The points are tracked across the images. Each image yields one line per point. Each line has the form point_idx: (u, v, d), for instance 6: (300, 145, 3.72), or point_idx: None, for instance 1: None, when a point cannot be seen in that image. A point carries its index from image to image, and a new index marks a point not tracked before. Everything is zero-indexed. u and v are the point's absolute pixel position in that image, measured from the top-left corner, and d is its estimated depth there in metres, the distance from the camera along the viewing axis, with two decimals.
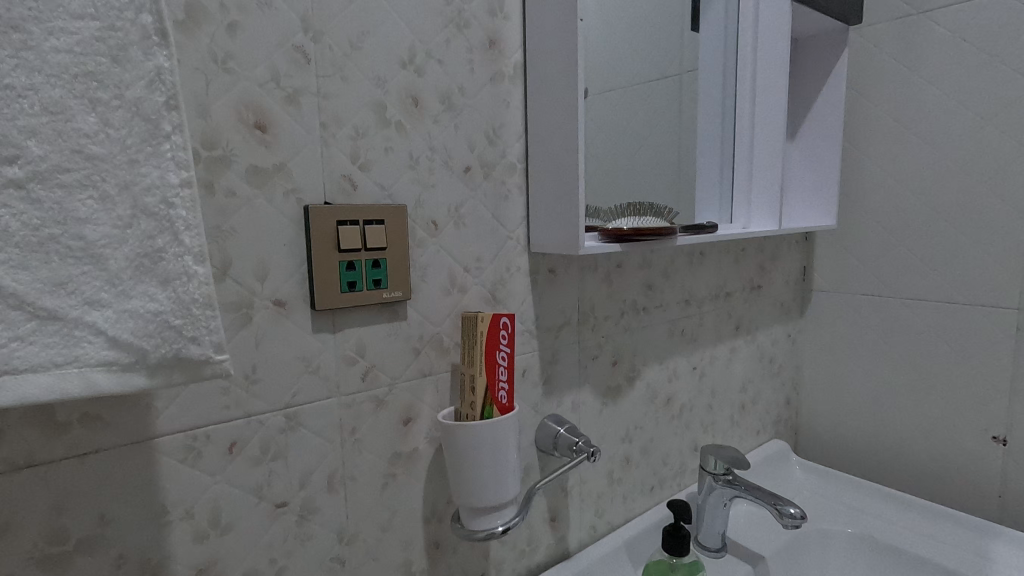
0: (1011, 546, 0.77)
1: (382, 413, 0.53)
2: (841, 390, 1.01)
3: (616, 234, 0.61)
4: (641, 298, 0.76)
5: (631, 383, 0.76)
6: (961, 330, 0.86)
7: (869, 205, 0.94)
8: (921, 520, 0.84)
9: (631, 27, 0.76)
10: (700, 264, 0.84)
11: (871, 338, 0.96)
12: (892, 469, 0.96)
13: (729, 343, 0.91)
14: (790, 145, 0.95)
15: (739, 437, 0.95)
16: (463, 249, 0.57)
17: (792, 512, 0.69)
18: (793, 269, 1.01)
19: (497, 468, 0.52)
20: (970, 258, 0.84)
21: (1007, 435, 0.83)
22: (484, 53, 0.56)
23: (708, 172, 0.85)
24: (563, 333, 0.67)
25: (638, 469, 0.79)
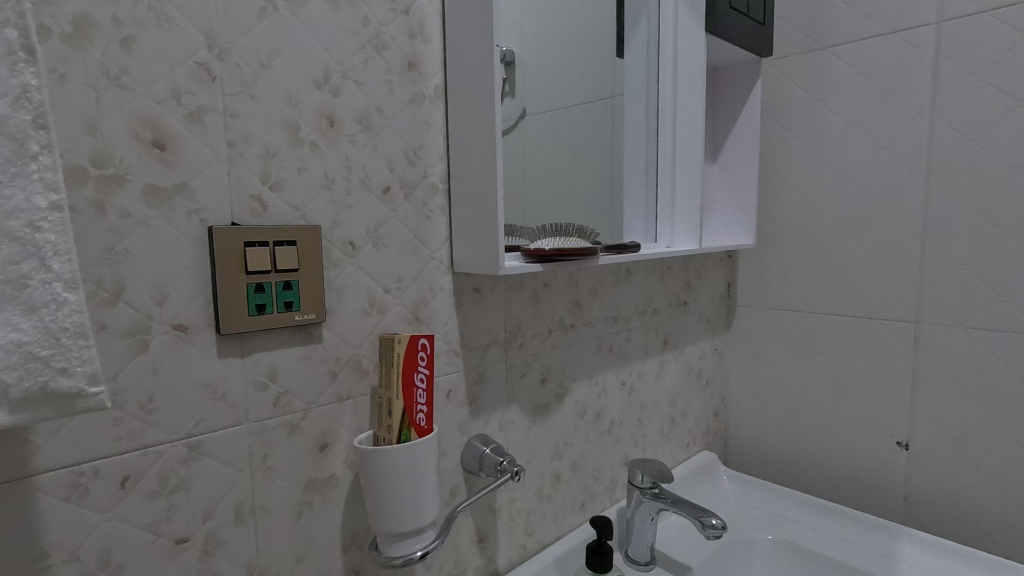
0: (914, 544, 0.82)
1: (295, 440, 0.51)
2: (764, 401, 1.05)
3: (538, 254, 0.62)
4: (568, 316, 0.77)
5: (560, 400, 0.77)
6: (866, 343, 0.92)
7: (784, 226, 1.00)
8: (836, 523, 0.88)
9: (557, 52, 0.78)
10: (627, 282, 0.86)
11: (789, 351, 1.01)
12: (811, 476, 1.00)
13: (657, 358, 0.93)
14: (712, 167, 1.00)
15: (669, 450, 0.98)
16: (383, 270, 0.56)
17: (714, 523, 0.71)
18: (718, 286, 1.05)
19: (416, 492, 0.51)
20: (872, 275, 0.90)
21: (910, 440, 0.88)
22: (403, 75, 0.56)
23: (634, 193, 0.88)
24: (490, 352, 0.68)
25: (568, 486, 0.80)
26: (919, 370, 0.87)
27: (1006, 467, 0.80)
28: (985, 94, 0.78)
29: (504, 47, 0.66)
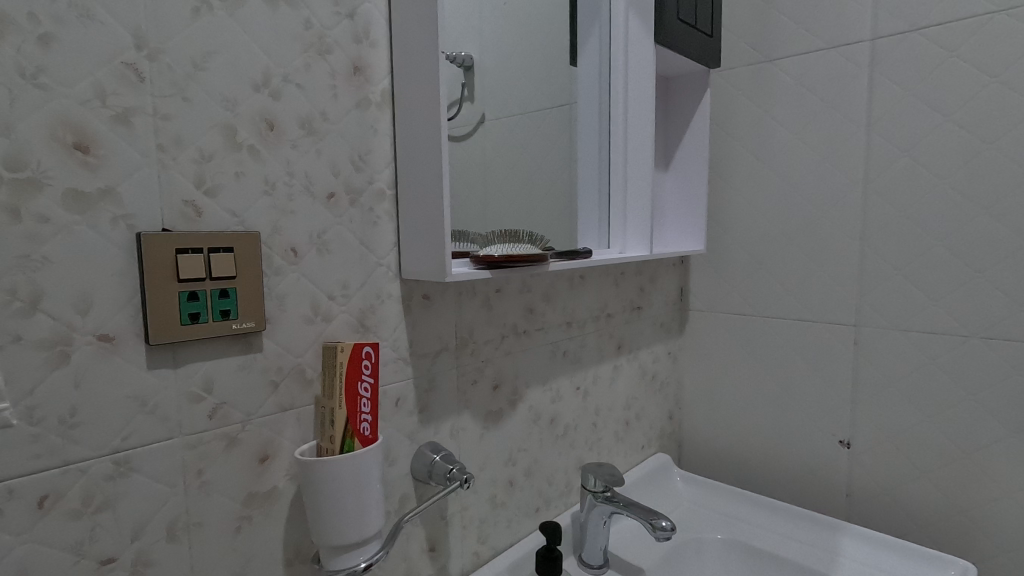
0: (855, 539, 0.85)
1: (234, 452, 0.50)
2: (716, 402, 1.08)
3: (488, 260, 0.62)
4: (521, 321, 0.77)
5: (513, 406, 0.77)
6: (810, 346, 0.95)
7: (733, 232, 1.02)
8: (784, 522, 0.91)
9: (511, 59, 0.78)
10: (581, 287, 0.87)
11: (739, 353, 1.04)
12: (761, 475, 1.03)
13: (612, 362, 0.95)
14: (665, 174, 1.02)
15: (624, 453, 0.99)
16: (327, 277, 0.55)
17: (663, 525, 0.72)
18: (671, 290, 1.08)
19: (359, 503, 0.50)
20: (815, 280, 0.94)
21: (851, 439, 0.92)
22: (348, 79, 0.55)
23: (587, 199, 0.89)
24: (440, 358, 0.67)
25: (522, 492, 0.80)
26: (859, 371, 0.90)
27: (939, 462, 0.84)
28: (916, 108, 0.82)
29: (462, 52, 0.70)
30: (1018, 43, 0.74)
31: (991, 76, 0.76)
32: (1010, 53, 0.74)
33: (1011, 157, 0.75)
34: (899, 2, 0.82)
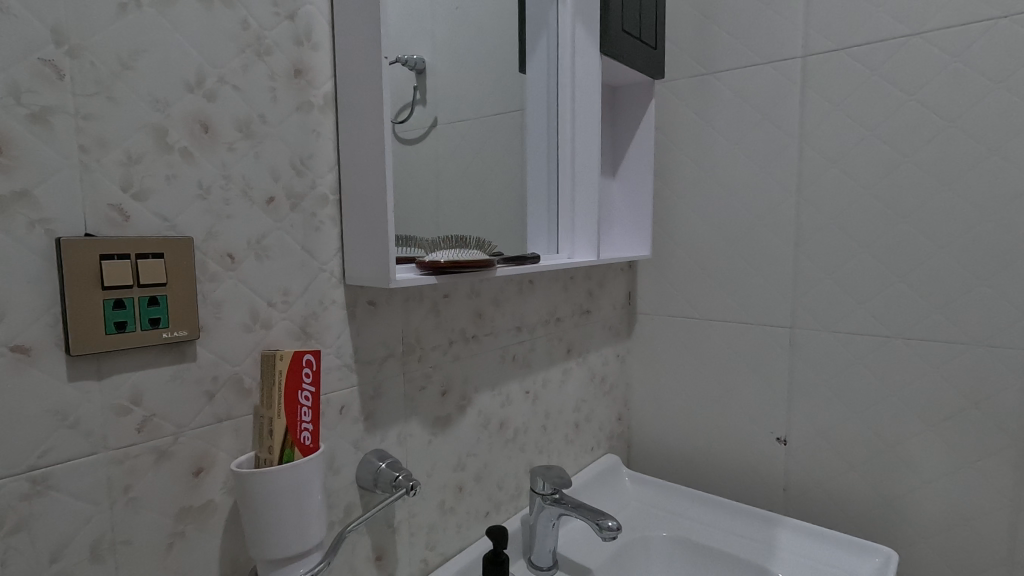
0: (791, 531, 0.89)
1: (165, 466, 0.48)
2: (662, 403, 1.11)
3: (434, 266, 0.62)
4: (470, 326, 0.78)
5: (462, 411, 0.77)
6: (749, 347, 0.99)
7: (678, 238, 1.06)
8: (726, 517, 0.94)
9: (459, 65, 0.79)
10: (530, 292, 0.88)
11: (684, 355, 1.07)
12: (705, 473, 1.07)
13: (561, 365, 0.96)
14: (612, 181, 1.04)
15: (574, 455, 1.01)
16: (267, 283, 0.54)
17: (610, 525, 0.74)
18: (619, 294, 1.10)
19: (299, 515, 0.49)
20: (753, 284, 0.98)
21: (787, 436, 0.96)
22: (289, 82, 0.54)
23: (537, 205, 0.90)
24: (386, 365, 0.66)
25: (472, 496, 0.80)
26: (794, 371, 0.95)
27: (866, 456, 0.89)
28: (843, 123, 0.87)
29: (417, 55, 0.71)
30: (932, 64, 0.79)
31: (909, 95, 0.81)
32: (925, 73, 0.80)
33: (927, 170, 0.81)
34: (827, 23, 0.87)
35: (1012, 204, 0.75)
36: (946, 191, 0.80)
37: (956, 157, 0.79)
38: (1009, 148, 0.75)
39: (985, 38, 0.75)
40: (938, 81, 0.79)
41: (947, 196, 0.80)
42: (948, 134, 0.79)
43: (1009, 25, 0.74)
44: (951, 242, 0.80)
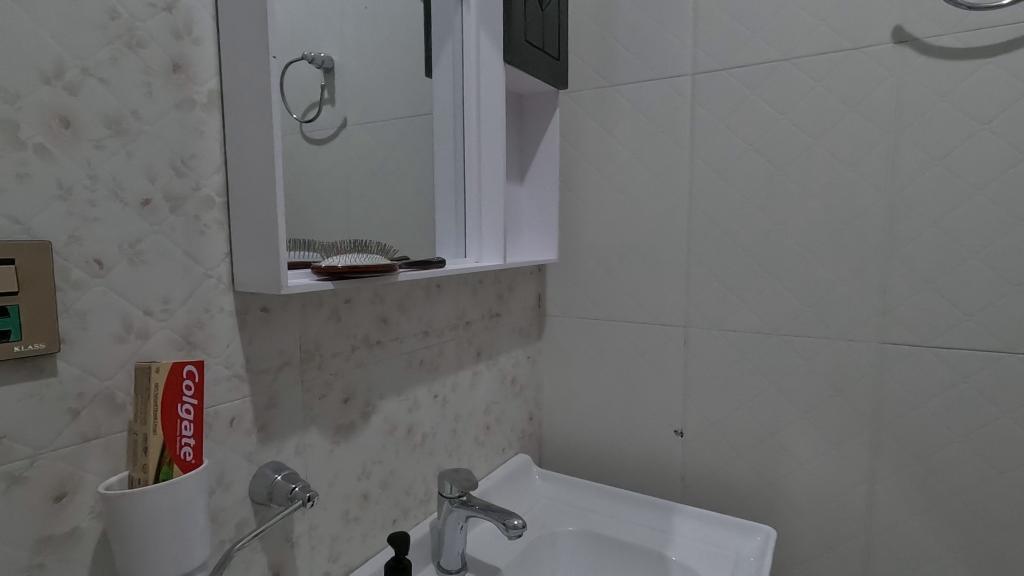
0: (687, 518, 0.95)
1: (19, 492, 0.44)
2: (571, 402, 1.15)
3: (330, 271, 0.61)
4: (373, 332, 0.76)
5: (366, 418, 0.76)
6: (649, 346, 1.05)
7: (583, 242, 1.10)
8: (630, 509, 0.99)
9: (362, 67, 0.77)
10: (437, 296, 0.88)
11: (590, 355, 1.12)
12: (611, 467, 1.11)
13: (471, 368, 0.97)
14: (521, 187, 1.07)
15: (485, 456, 1.02)
16: (142, 291, 0.51)
17: (515, 524, 0.76)
18: (529, 297, 1.13)
19: (179, 535, 0.47)
20: (651, 286, 1.03)
21: (684, 428, 1.03)
22: (167, 77, 0.51)
23: (445, 209, 0.91)
24: (282, 374, 0.64)
25: (378, 505, 0.79)
26: (688, 367, 1.01)
27: (751, 443, 0.97)
28: (727, 137, 0.94)
29: (321, 53, 0.71)
30: (800, 87, 0.88)
31: (781, 113, 0.90)
32: (794, 95, 0.88)
33: (797, 181, 0.90)
34: (712, 44, 0.94)
35: (865, 213, 0.85)
36: (813, 202, 0.89)
37: (821, 171, 0.88)
38: (862, 164, 0.85)
39: (842, 66, 0.85)
40: (804, 103, 0.88)
41: (813, 205, 0.89)
42: (814, 150, 0.88)
43: (860, 55, 0.83)
44: (817, 247, 0.89)
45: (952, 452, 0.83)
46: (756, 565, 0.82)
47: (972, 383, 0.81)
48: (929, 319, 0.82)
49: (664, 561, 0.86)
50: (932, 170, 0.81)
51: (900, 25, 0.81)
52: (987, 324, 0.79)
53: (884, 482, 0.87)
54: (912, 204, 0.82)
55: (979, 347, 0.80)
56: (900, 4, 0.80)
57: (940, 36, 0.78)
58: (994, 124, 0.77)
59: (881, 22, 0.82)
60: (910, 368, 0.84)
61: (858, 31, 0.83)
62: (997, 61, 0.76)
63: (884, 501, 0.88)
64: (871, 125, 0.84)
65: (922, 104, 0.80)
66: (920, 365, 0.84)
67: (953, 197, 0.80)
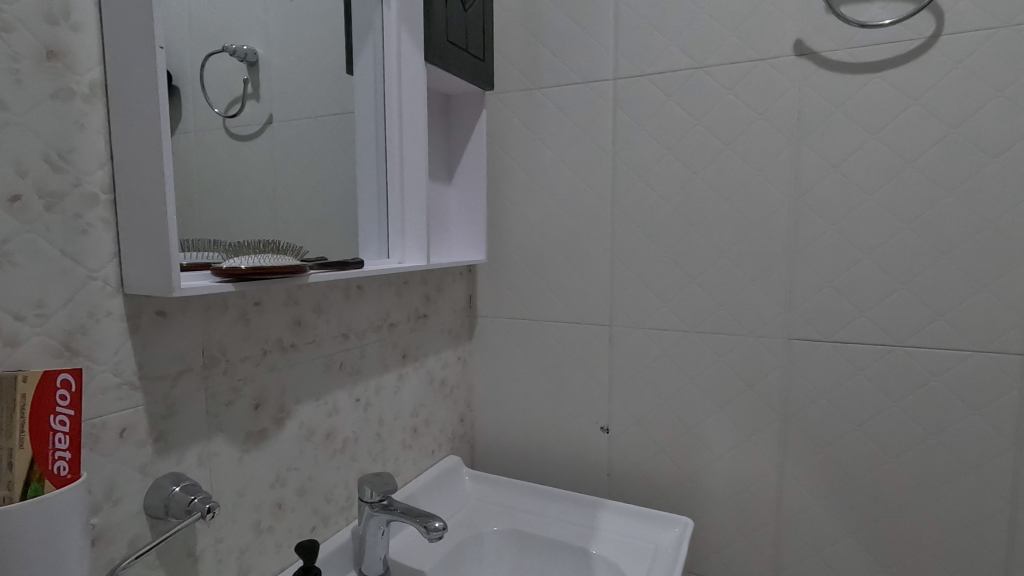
0: (611, 512, 0.97)
1: None
2: (502, 402, 1.15)
3: (232, 272, 0.58)
4: (287, 335, 0.74)
5: (280, 424, 0.73)
6: (576, 345, 1.07)
7: (512, 243, 1.10)
8: (556, 506, 1.00)
9: (274, 61, 0.75)
10: (358, 297, 0.86)
11: (520, 355, 1.12)
12: (540, 466, 1.12)
13: (396, 371, 0.95)
14: (449, 187, 1.07)
15: (413, 459, 1.00)
16: (12, 293, 0.47)
17: (436, 526, 0.75)
18: (458, 298, 1.13)
19: (51, 556, 0.43)
20: (578, 286, 1.05)
21: (609, 425, 1.05)
22: (39, 64, 0.48)
23: (368, 209, 0.89)
24: (182, 380, 0.61)
25: (293, 513, 0.76)
26: (613, 365, 1.04)
27: (671, 437, 1.00)
28: (646, 141, 0.97)
29: (243, 46, 0.71)
30: (712, 95, 0.92)
31: (695, 120, 0.93)
32: (707, 102, 0.92)
33: (710, 185, 0.93)
34: (632, 51, 0.96)
35: (771, 216, 0.90)
36: (724, 205, 0.93)
37: (731, 175, 0.92)
38: (768, 169, 0.89)
39: (750, 76, 0.89)
40: (716, 110, 0.92)
41: (726, 208, 0.93)
42: (725, 155, 0.92)
43: (765, 66, 0.88)
44: (729, 248, 0.93)
45: (849, 440, 0.88)
46: (673, 556, 0.85)
47: (866, 374, 0.86)
48: (829, 316, 0.88)
49: (586, 556, 0.88)
50: (830, 176, 0.86)
51: (800, 39, 0.85)
52: (878, 319, 0.85)
53: (792, 470, 0.92)
54: (813, 208, 0.87)
55: (872, 342, 0.86)
56: (800, 20, 0.85)
57: (835, 51, 0.84)
58: (882, 134, 0.82)
59: (783, 36, 0.86)
60: (813, 362, 0.89)
61: (763, 44, 0.88)
62: (884, 76, 0.81)
63: (791, 488, 0.92)
64: (776, 133, 0.88)
65: (820, 114, 0.86)
66: (823, 359, 0.89)
67: (848, 201, 0.85)
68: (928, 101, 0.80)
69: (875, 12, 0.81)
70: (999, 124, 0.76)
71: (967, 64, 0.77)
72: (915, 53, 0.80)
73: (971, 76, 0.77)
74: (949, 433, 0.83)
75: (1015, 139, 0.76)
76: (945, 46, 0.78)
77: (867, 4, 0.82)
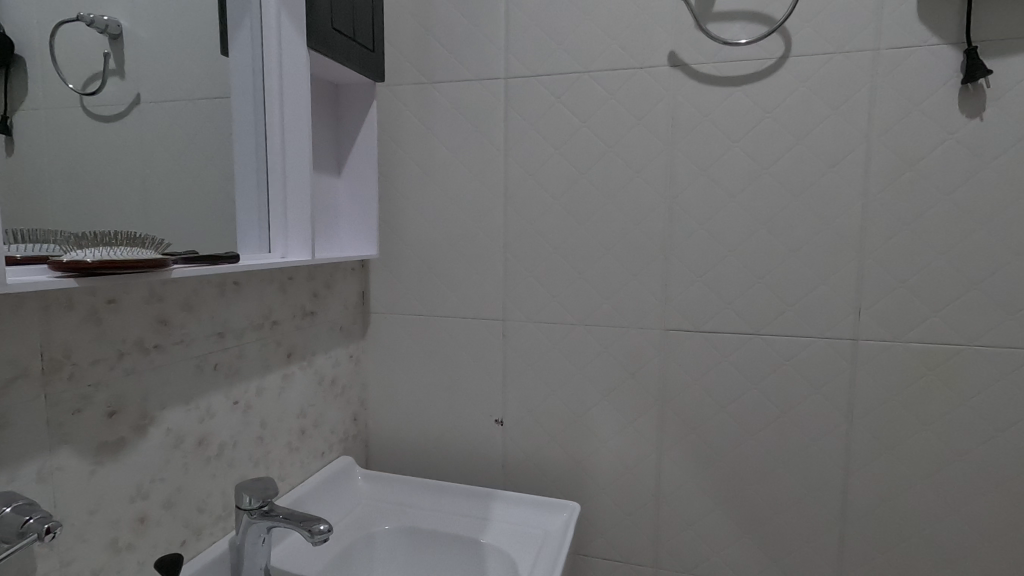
0: (503, 502, 0.99)
1: None
2: (397, 399, 1.14)
3: (75, 267, 0.52)
4: (150, 335, 0.68)
5: (142, 432, 0.67)
6: (470, 339, 1.08)
7: (406, 238, 1.09)
8: (451, 501, 1.00)
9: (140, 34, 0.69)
10: (235, 294, 0.81)
11: (414, 351, 1.11)
12: (437, 461, 1.12)
13: (280, 370, 0.91)
14: (338, 179, 1.03)
15: (300, 462, 0.96)
16: None
17: (320, 528, 0.72)
18: (350, 294, 1.09)
19: None
20: (471, 281, 1.06)
21: (503, 417, 1.07)
22: None
23: (246, 199, 0.84)
24: (14, 388, 0.54)
25: (159, 527, 0.71)
26: (507, 359, 1.06)
27: (562, 426, 1.04)
28: (536, 140, 1.00)
29: (104, 16, 0.65)
30: (596, 98, 0.96)
31: (581, 122, 0.97)
32: (592, 105, 0.97)
33: (595, 185, 0.98)
34: (522, 51, 0.99)
35: (649, 215, 0.96)
36: (608, 204, 0.98)
37: (614, 176, 0.97)
38: (646, 172, 0.95)
39: (630, 83, 0.94)
40: (600, 113, 0.96)
41: (609, 207, 0.98)
42: (608, 157, 0.97)
43: (643, 75, 0.94)
44: (612, 245, 0.98)
45: (717, 421, 0.97)
46: (559, 541, 0.89)
47: (730, 360, 0.95)
48: (699, 308, 0.96)
49: (477, 547, 0.89)
50: (699, 180, 0.93)
51: (673, 51, 0.92)
52: (740, 311, 0.94)
53: (668, 451, 0.99)
54: (685, 209, 0.94)
55: (735, 331, 0.95)
56: (673, 33, 0.92)
57: (702, 64, 0.91)
58: (741, 143, 0.91)
59: (658, 48, 0.93)
60: (685, 350, 0.97)
61: (641, 53, 0.93)
62: (743, 90, 0.90)
63: (668, 467, 1.00)
64: (653, 138, 0.95)
65: (691, 122, 0.93)
66: (694, 347, 0.96)
67: (714, 203, 0.93)
68: (779, 114, 0.89)
69: (735, 31, 0.89)
70: (834, 138, 0.87)
71: (809, 84, 0.87)
72: (768, 71, 0.89)
73: (812, 94, 0.87)
74: (797, 411, 0.93)
75: (845, 152, 0.87)
76: (792, 67, 0.88)
77: (730, 24, 0.89)
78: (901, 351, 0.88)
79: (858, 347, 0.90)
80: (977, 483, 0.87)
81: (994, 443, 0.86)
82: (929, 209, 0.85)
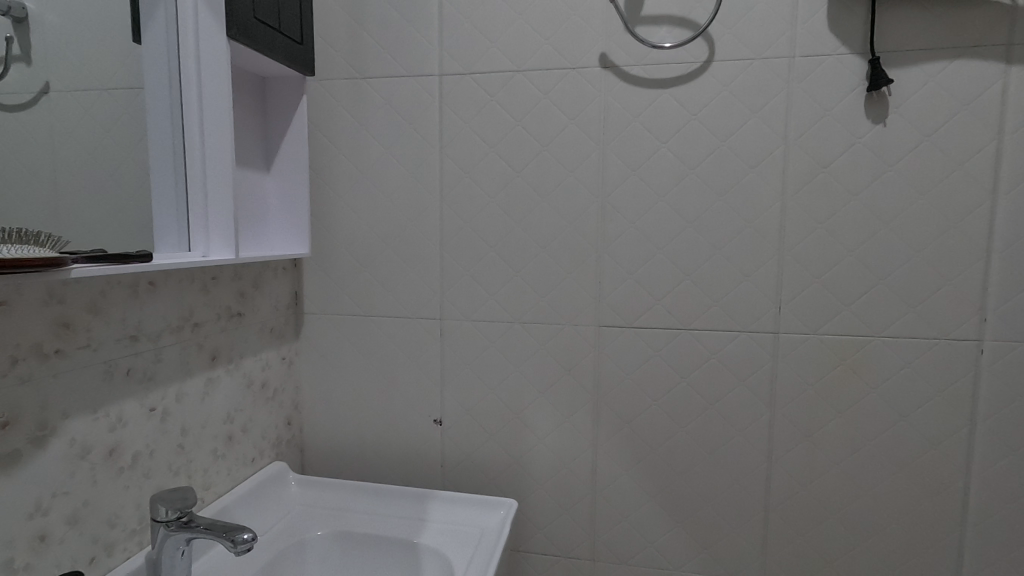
0: (440, 502, 0.98)
1: None
2: (332, 402, 1.11)
3: None
4: (49, 339, 0.64)
5: (41, 445, 0.63)
6: (408, 339, 1.06)
7: (340, 236, 1.06)
8: (387, 503, 0.99)
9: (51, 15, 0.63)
10: (151, 294, 0.77)
11: (350, 352, 1.09)
12: (375, 464, 1.10)
13: (203, 374, 0.87)
14: (267, 175, 1.00)
15: (227, 470, 0.92)
16: None
17: (244, 538, 0.68)
18: (281, 294, 1.06)
19: None
20: (407, 280, 1.05)
21: (442, 417, 1.06)
22: None
23: (163, 195, 0.80)
24: None
25: (63, 544, 0.66)
26: (444, 358, 1.05)
27: (500, 424, 1.05)
28: (470, 138, 1.00)
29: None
30: (530, 97, 0.97)
31: (515, 120, 0.98)
32: (526, 103, 0.97)
33: (530, 184, 0.99)
34: (456, 48, 0.98)
35: (583, 214, 0.98)
36: (542, 203, 0.99)
37: (548, 175, 0.98)
38: (579, 171, 0.97)
39: (563, 82, 0.96)
40: (534, 112, 0.97)
41: (543, 206, 0.99)
42: (542, 155, 0.98)
43: (575, 75, 0.95)
44: (548, 243, 0.99)
45: (650, 415, 0.99)
46: (495, 538, 0.89)
47: (662, 355, 0.98)
48: (631, 305, 0.98)
49: (413, 548, 0.88)
50: (630, 179, 0.96)
51: (604, 53, 0.94)
52: (670, 307, 0.97)
53: (604, 445, 1.01)
54: (618, 207, 0.96)
55: (665, 326, 0.97)
56: (604, 35, 0.93)
57: (632, 66, 0.93)
58: (669, 144, 0.94)
59: (590, 49, 0.94)
60: (619, 346, 0.99)
61: (573, 53, 0.95)
62: (670, 91, 0.93)
63: (604, 461, 1.02)
64: (585, 137, 0.96)
65: (621, 123, 0.95)
66: (627, 343, 0.99)
67: (645, 202, 0.95)
68: (704, 117, 0.92)
69: (663, 35, 0.92)
70: (756, 140, 0.91)
71: (732, 88, 0.91)
72: (693, 74, 0.92)
73: (735, 97, 0.91)
74: (724, 403, 0.97)
75: (764, 154, 0.91)
76: (716, 71, 0.91)
77: (657, 28, 0.92)
78: (817, 343, 0.93)
79: (779, 340, 0.94)
80: (885, 465, 0.93)
81: (898, 427, 0.92)
82: (840, 208, 0.90)
